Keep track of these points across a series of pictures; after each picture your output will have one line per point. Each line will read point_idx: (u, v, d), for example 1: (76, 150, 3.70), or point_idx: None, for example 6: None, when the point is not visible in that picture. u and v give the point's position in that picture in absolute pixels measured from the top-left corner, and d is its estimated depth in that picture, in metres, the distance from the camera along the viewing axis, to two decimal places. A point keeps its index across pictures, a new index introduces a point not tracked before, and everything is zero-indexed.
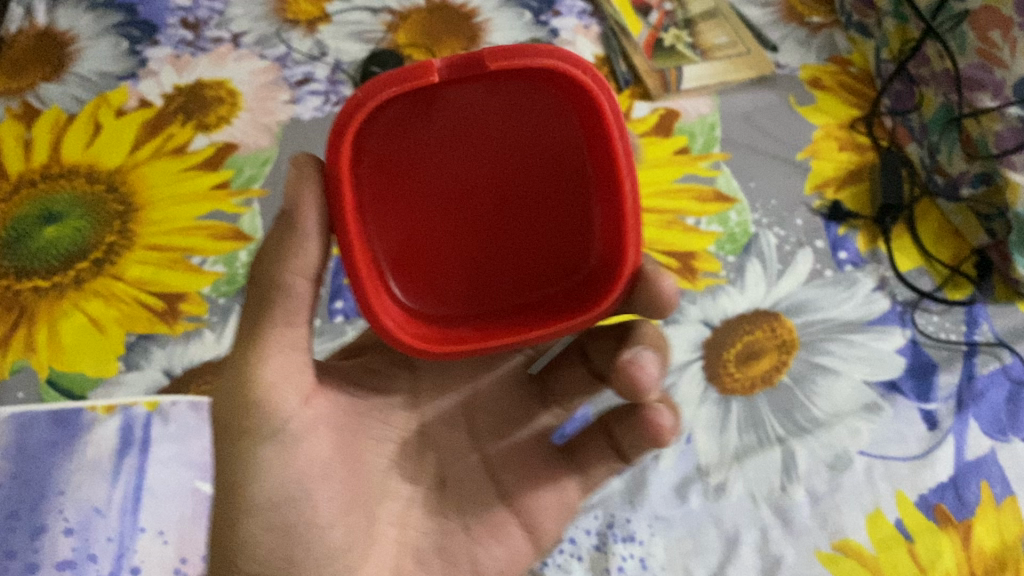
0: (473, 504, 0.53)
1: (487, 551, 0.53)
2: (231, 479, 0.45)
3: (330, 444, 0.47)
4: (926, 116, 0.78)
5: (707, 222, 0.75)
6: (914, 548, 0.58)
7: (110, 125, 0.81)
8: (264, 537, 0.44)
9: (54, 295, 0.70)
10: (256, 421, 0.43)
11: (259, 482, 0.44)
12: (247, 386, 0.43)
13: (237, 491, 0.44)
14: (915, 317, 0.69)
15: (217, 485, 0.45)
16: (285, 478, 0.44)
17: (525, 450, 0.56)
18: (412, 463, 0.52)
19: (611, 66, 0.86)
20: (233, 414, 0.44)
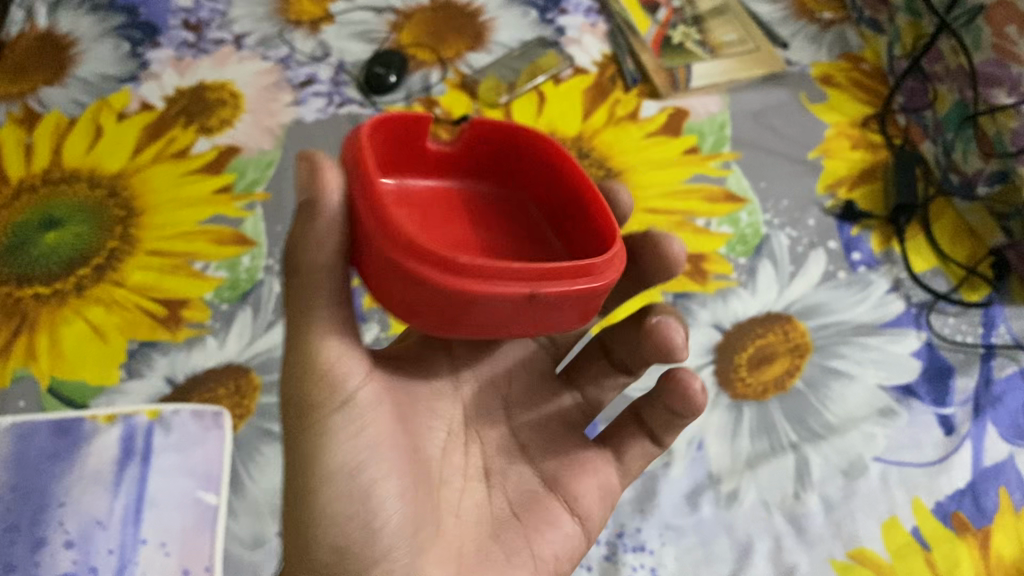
0: (520, 497, 0.51)
1: (543, 538, 0.50)
2: (302, 454, 0.43)
3: (392, 419, 0.45)
4: (940, 113, 0.77)
5: (717, 223, 0.73)
6: (932, 556, 0.57)
7: (111, 128, 0.80)
8: (339, 509, 0.43)
9: (56, 302, 0.69)
10: (325, 389, 0.42)
11: (330, 454, 0.42)
12: (312, 356, 0.42)
13: (309, 465, 0.43)
14: (930, 319, 0.68)
15: (286, 464, 0.44)
16: (355, 449, 0.43)
17: (562, 438, 0.53)
18: (459, 454, 0.50)
19: (619, 64, 0.85)
20: (301, 388, 0.42)
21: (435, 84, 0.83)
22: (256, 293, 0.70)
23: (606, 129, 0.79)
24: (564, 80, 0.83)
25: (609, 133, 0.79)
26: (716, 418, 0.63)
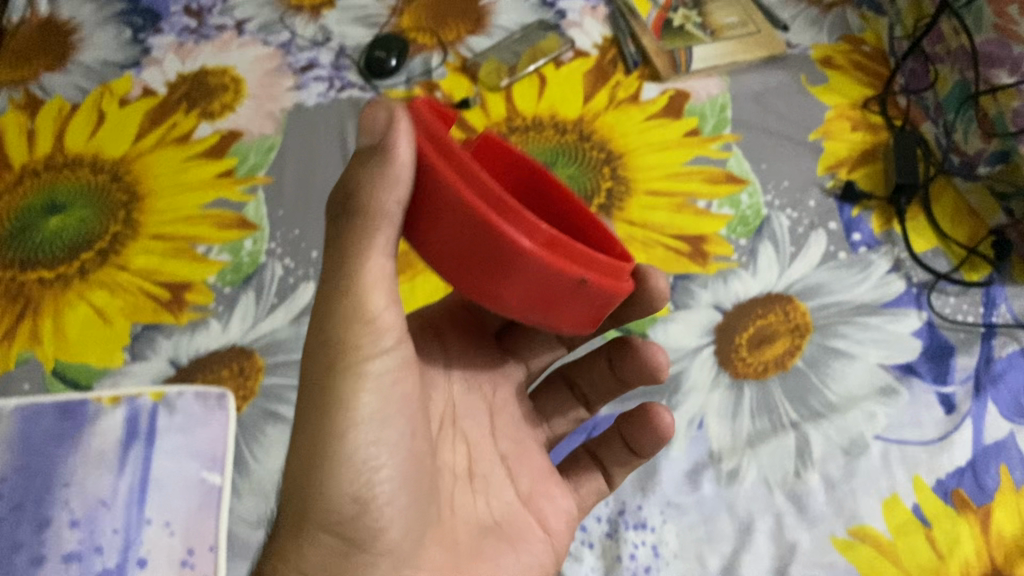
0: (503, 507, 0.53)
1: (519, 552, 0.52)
2: (321, 399, 0.42)
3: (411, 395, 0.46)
4: (941, 95, 0.77)
5: (718, 205, 0.73)
6: (932, 533, 0.57)
7: (113, 114, 0.81)
8: (346, 469, 0.42)
9: (60, 286, 0.70)
10: (359, 340, 0.42)
11: (352, 408, 0.42)
12: (355, 301, 0.42)
13: (327, 413, 0.42)
14: (931, 299, 0.68)
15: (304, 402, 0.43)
16: (376, 414, 0.43)
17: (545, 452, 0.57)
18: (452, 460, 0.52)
19: (619, 47, 0.84)
20: (337, 327, 0.42)
21: (435, 68, 0.84)
22: (259, 276, 0.70)
23: (607, 112, 0.79)
24: (565, 63, 0.83)
25: (610, 115, 0.79)
26: (716, 398, 0.63)
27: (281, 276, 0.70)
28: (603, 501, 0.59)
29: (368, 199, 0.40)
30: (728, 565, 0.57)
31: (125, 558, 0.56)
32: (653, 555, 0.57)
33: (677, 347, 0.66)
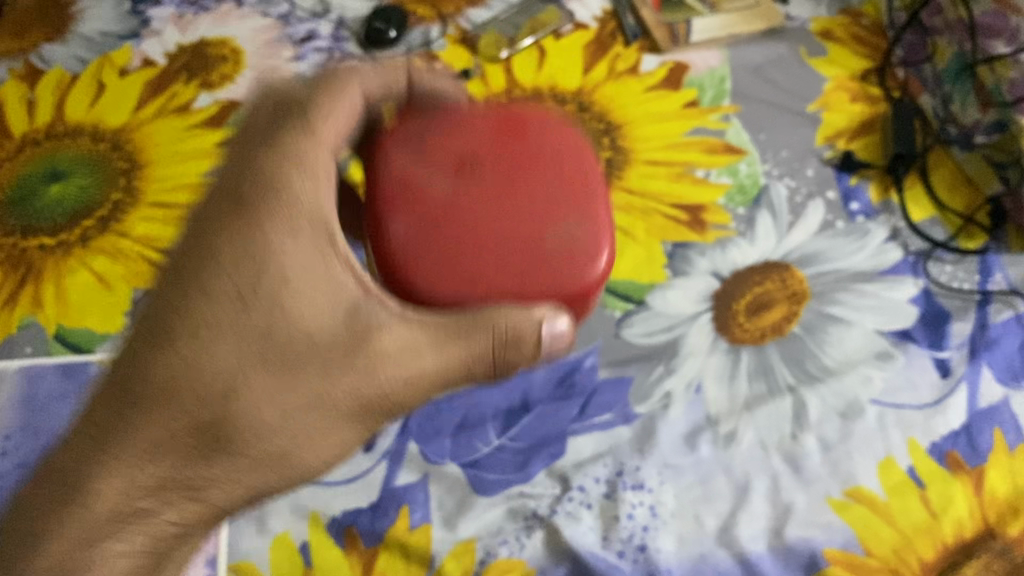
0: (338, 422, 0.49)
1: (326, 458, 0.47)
2: (174, 316, 0.45)
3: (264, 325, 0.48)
4: (939, 66, 0.77)
5: (716, 174, 0.74)
6: (926, 493, 0.58)
7: (114, 84, 0.81)
8: (160, 374, 0.44)
9: (61, 253, 0.70)
10: (231, 251, 0.45)
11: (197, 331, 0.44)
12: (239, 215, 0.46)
13: (174, 327, 0.45)
14: (928, 267, 0.68)
15: (164, 286, 0.46)
16: (215, 345, 0.44)
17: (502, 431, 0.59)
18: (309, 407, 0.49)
19: (619, 18, 0.84)
20: (216, 244, 0.45)
21: (435, 40, 0.84)
22: None
23: (606, 83, 0.79)
24: (565, 35, 0.83)
25: (609, 86, 0.79)
26: (713, 362, 0.64)
27: None
28: (602, 462, 0.60)
29: (312, 133, 0.48)
30: (725, 525, 0.58)
31: None
32: (650, 515, 0.58)
33: (675, 313, 0.66)
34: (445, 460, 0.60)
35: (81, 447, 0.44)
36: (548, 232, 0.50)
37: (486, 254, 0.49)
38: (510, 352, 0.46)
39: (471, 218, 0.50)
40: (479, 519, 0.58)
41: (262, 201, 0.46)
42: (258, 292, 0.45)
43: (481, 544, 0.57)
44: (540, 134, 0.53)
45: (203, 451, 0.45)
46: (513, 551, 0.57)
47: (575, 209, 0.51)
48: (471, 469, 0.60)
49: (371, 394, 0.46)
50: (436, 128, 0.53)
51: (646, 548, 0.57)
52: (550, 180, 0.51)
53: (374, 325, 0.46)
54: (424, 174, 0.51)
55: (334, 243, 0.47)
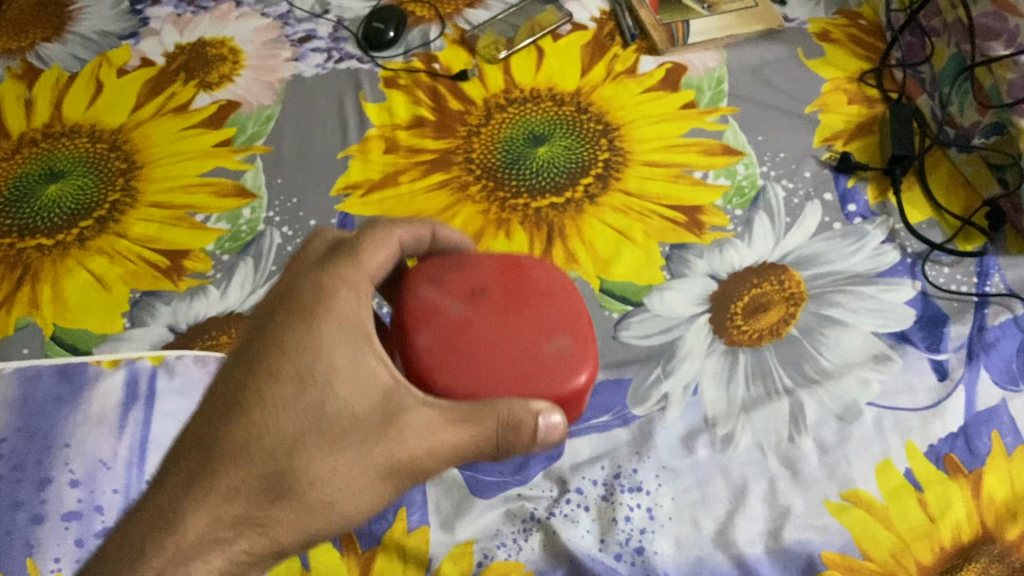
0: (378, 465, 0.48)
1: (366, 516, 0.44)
2: (236, 391, 0.43)
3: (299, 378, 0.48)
4: (937, 67, 0.77)
5: (714, 175, 0.74)
6: (924, 497, 0.58)
7: (112, 84, 0.81)
8: (232, 431, 0.42)
9: (59, 254, 0.70)
10: (293, 328, 0.44)
11: (257, 399, 0.43)
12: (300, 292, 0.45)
13: (234, 403, 0.43)
14: (925, 269, 0.68)
15: (219, 387, 0.44)
16: (271, 412, 0.42)
17: None
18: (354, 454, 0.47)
19: (617, 19, 0.84)
20: (280, 324, 0.44)
21: (434, 40, 0.84)
22: (257, 244, 0.71)
23: (604, 83, 0.79)
24: (563, 36, 0.83)
25: (607, 87, 0.79)
26: (711, 364, 0.64)
27: (280, 244, 0.71)
28: (599, 464, 0.60)
29: (361, 257, 0.47)
30: (722, 528, 0.58)
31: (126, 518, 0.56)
32: (648, 517, 0.58)
33: (672, 315, 0.66)
34: None
35: (168, 487, 0.42)
36: (549, 346, 0.47)
37: (490, 350, 0.46)
38: (512, 438, 0.43)
39: (480, 340, 0.47)
40: (476, 521, 0.58)
41: (314, 305, 0.45)
42: (313, 372, 0.43)
43: (480, 546, 0.57)
44: (543, 280, 0.50)
45: (264, 497, 0.42)
46: (510, 553, 0.57)
47: (570, 329, 0.48)
48: (469, 471, 0.60)
49: (406, 462, 0.43)
50: (447, 271, 0.50)
51: (644, 552, 0.57)
52: (546, 321, 0.48)
53: (406, 405, 0.43)
54: (441, 297, 0.48)
55: (370, 340, 0.45)
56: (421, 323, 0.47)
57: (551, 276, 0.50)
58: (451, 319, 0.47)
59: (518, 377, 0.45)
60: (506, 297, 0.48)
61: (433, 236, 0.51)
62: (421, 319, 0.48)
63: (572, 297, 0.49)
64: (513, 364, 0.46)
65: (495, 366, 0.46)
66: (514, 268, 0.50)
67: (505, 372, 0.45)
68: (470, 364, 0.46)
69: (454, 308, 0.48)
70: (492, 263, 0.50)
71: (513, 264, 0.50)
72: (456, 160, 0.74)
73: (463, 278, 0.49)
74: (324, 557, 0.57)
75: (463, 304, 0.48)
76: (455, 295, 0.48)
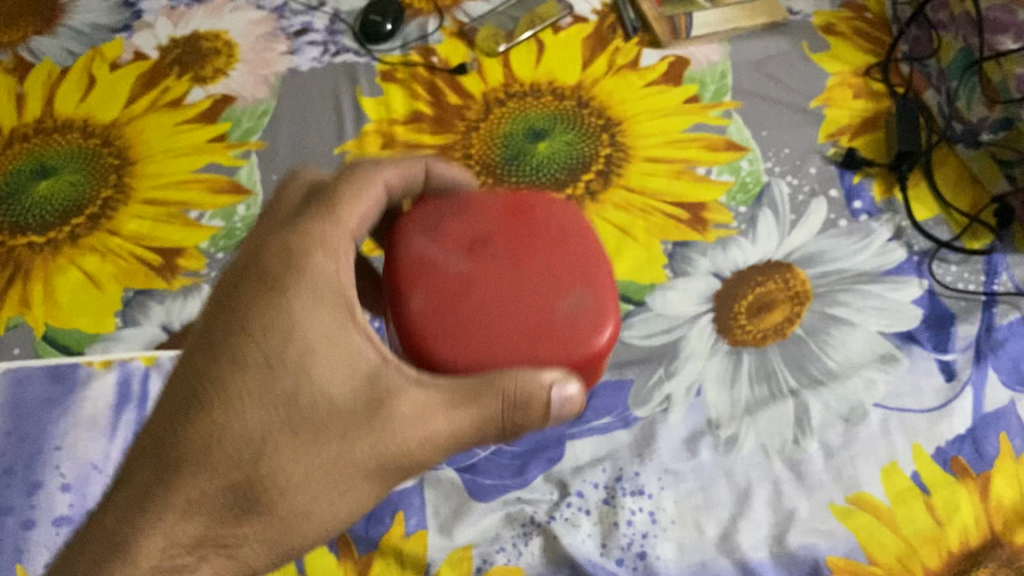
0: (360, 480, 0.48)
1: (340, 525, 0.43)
2: (200, 382, 0.41)
3: None
4: (945, 62, 0.76)
5: (718, 172, 0.72)
6: (931, 500, 0.57)
7: (105, 78, 0.79)
8: (189, 435, 0.40)
9: (51, 252, 0.69)
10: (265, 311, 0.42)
11: (224, 391, 0.41)
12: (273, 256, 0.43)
13: (197, 395, 0.41)
14: (932, 267, 0.67)
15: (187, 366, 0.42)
16: (239, 409, 0.41)
17: None
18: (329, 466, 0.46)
19: (619, 12, 0.83)
20: (250, 299, 0.42)
21: (432, 33, 0.82)
22: None
23: (606, 77, 0.78)
24: (564, 29, 0.82)
25: (609, 81, 0.78)
26: (714, 365, 0.63)
27: None
28: (601, 467, 0.59)
29: (339, 212, 0.45)
30: (725, 533, 0.57)
31: None
32: (650, 522, 0.57)
33: (675, 314, 0.65)
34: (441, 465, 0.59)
35: (121, 503, 0.41)
36: (564, 303, 0.44)
37: (494, 313, 0.44)
38: (517, 415, 0.41)
39: (481, 300, 0.44)
40: (475, 525, 0.57)
41: (287, 273, 0.43)
42: (284, 359, 0.41)
43: (478, 551, 0.56)
44: (550, 219, 0.47)
45: (229, 509, 0.40)
46: (510, 558, 0.56)
47: (586, 281, 0.45)
48: (467, 474, 0.59)
49: (391, 454, 0.41)
50: (446, 212, 0.48)
51: (646, 557, 0.56)
52: (553, 275, 0.45)
53: (397, 388, 0.42)
54: (438, 250, 0.46)
55: (355, 314, 0.43)
56: (422, 280, 0.45)
57: (566, 220, 0.48)
58: (454, 278, 0.45)
59: (530, 342, 0.43)
60: (507, 252, 0.46)
61: (427, 173, 0.50)
62: (423, 276, 0.45)
63: (585, 236, 0.47)
64: (524, 330, 0.44)
65: (506, 330, 0.44)
66: (522, 209, 0.48)
67: (516, 338, 0.43)
68: (477, 329, 0.44)
69: (455, 260, 0.46)
70: (500, 205, 0.48)
71: (523, 204, 0.48)
72: (455, 156, 0.73)
73: (469, 227, 0.47)
74: (320, 563, 0.56)
75: (468, 257, 0.46)
76: (457, 247, 0.46)
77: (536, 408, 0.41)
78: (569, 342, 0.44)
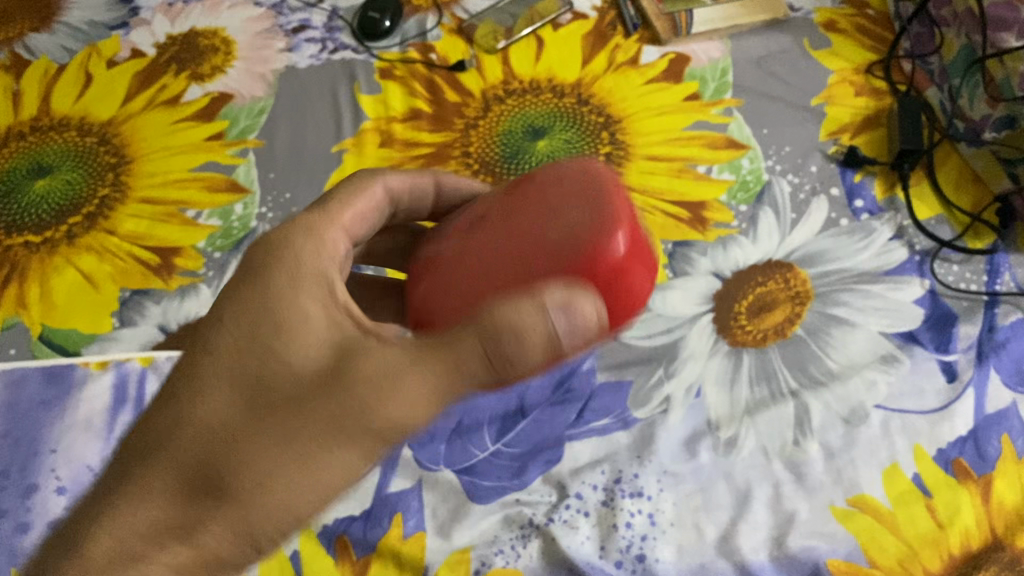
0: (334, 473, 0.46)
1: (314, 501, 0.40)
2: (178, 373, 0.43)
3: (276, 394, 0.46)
4: (947, 59, 0.75)
5: (718, 170, 0.72)
6: (932, 503, 0.57)
7: (102, 75, 0.79)
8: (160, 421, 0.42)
9: (47, 251, 0.69)
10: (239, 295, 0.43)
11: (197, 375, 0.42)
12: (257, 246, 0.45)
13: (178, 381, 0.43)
14: (934, 267, 0.67)
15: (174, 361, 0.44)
16: (208, 389, 0.41)
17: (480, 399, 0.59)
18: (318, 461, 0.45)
19: (619, 8, 0.82)
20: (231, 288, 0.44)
21: (430, 30, 0.82)
22: (250, 241, 0.69)
23: (605, 74, 0.77)
24: (563, 25, 0.81)
25: (609, 79, 0.77)
26: (714, 365, 0.62)
27: None
28: (600, 469, 0.59)
29: (331, 208, 0.48)
30: (725, 535, 0.56)
31: None
32: (649, 524, 0.57)
33: (675, 314, 0.65)
34: (440, 466, 0.59)
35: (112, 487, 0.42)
36: (558, 230, 0.42)
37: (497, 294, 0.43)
38: (466, 372, 0.38)
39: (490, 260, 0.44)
40: (473, 527, 0.57)
41: (265, 266, 0.44)
42: (252, 342, 0.41)
43: (477, 553, 0.56)
44: (557, 174, 0.46)
45: (198, 495, 0.40)
46: (508, 560, 0.56)
47: (585, 202, 0.43)
48: (466, 476, 0.59)
49: (354, 416, 0.39)
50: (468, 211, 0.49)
51: (645, 559, 0.56)
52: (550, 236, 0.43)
53: (365, 347, 0.40)
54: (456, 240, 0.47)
55: (332, 290, 0.43)
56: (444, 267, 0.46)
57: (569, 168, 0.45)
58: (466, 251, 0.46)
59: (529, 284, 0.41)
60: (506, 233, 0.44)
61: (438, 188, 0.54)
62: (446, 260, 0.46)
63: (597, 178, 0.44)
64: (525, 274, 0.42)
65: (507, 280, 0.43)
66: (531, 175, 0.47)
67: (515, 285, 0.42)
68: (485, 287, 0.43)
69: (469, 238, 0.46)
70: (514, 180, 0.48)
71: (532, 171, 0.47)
72: (453, 155, 0.73)
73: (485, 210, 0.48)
74: (318, 566, 0.56)
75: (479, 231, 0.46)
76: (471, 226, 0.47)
77: (536, 341, 0.37)
78: (570, 264, 0.41)
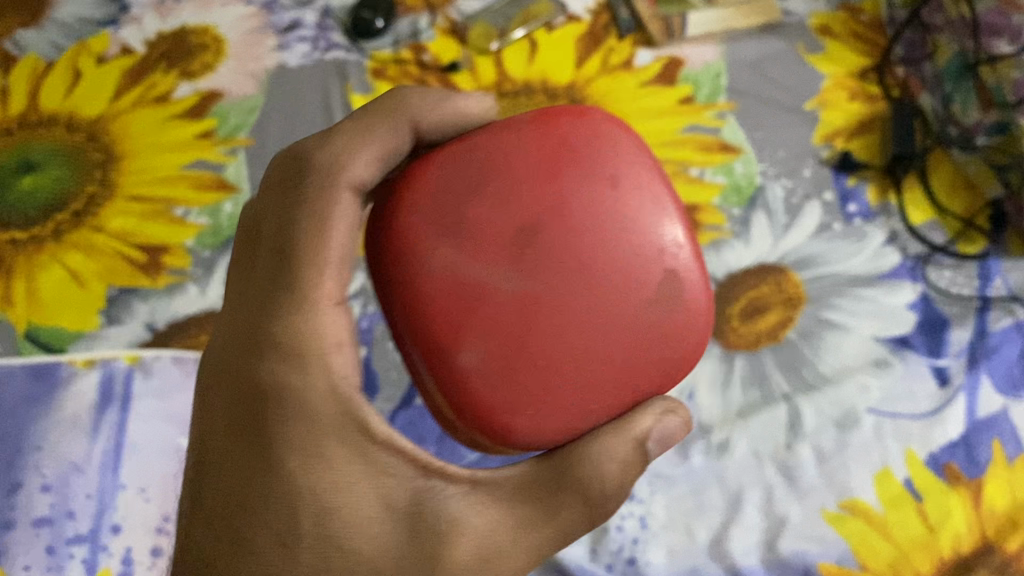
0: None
1: None
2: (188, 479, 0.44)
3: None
4: (939, 65, 0.75)
5: (711, 173, 0.72)
6: (923, 506, 0.56)
7: (90, 72, 0.78)
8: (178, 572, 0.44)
9: (33, 248, 0.68)
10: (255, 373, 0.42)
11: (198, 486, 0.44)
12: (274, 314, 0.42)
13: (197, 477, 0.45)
14: (926, 272, 0.66)
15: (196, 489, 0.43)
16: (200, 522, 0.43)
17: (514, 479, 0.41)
18: None
19: (613, 10, 0.81)
20: (247, 363, 0.42)
21: (424, 30, 0.81)
22: None
23: (599, 77, 0.77)
24: (557, 28, 0.81)
25: (603, 81, 0.77)
26: (707, 368, 0.62)
27: None
28: None
29: (302, 294, 0.42)
30: (716, 538, 0.56)
31: (98, 523, 0.56)
32: (641, 526, 0.57)
33: None
34: None
35: None
36: (625, 280, 0.40)
37: (573, 351, 0.40)
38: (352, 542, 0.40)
39: (543, 313, 0.40)
40: None
41: (249, 376, 0.42)
42: (299, 528, 0.40)
43: None
44: (617, 286, 0.40)
45: None
46: None
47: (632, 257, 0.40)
48: None
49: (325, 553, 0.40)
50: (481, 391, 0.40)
51: (636, 562, 0.55)
52: (555, 164, 0.41)
53: (310, 461, 0.40)
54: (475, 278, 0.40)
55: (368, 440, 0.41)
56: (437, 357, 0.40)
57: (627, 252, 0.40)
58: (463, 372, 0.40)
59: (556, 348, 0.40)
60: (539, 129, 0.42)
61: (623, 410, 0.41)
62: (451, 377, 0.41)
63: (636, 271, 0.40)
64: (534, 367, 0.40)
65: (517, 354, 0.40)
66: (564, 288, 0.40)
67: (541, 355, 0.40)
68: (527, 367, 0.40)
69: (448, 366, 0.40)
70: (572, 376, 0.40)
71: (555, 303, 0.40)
72: None
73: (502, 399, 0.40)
74: None
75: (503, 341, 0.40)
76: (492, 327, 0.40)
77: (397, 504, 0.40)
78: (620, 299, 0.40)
